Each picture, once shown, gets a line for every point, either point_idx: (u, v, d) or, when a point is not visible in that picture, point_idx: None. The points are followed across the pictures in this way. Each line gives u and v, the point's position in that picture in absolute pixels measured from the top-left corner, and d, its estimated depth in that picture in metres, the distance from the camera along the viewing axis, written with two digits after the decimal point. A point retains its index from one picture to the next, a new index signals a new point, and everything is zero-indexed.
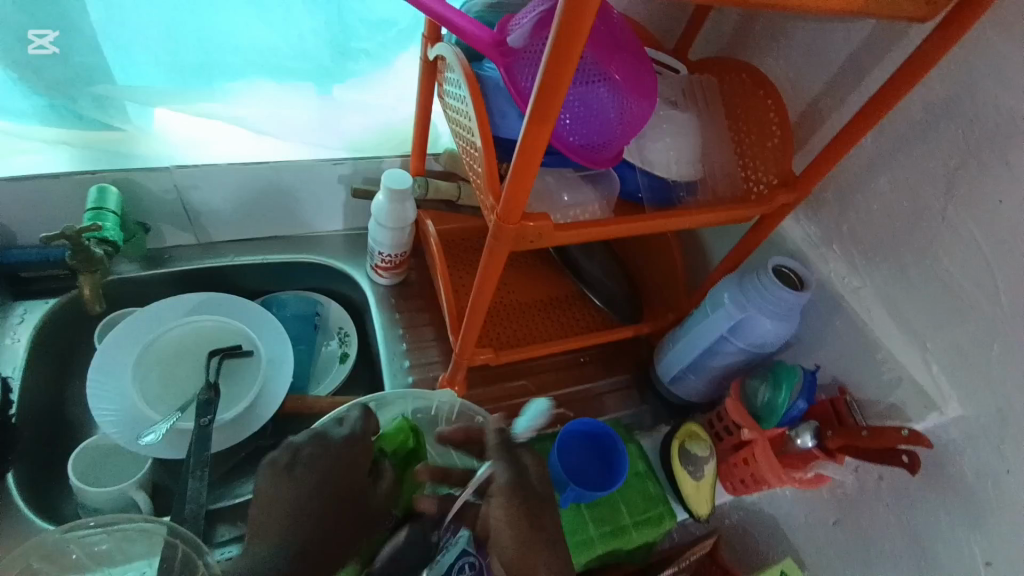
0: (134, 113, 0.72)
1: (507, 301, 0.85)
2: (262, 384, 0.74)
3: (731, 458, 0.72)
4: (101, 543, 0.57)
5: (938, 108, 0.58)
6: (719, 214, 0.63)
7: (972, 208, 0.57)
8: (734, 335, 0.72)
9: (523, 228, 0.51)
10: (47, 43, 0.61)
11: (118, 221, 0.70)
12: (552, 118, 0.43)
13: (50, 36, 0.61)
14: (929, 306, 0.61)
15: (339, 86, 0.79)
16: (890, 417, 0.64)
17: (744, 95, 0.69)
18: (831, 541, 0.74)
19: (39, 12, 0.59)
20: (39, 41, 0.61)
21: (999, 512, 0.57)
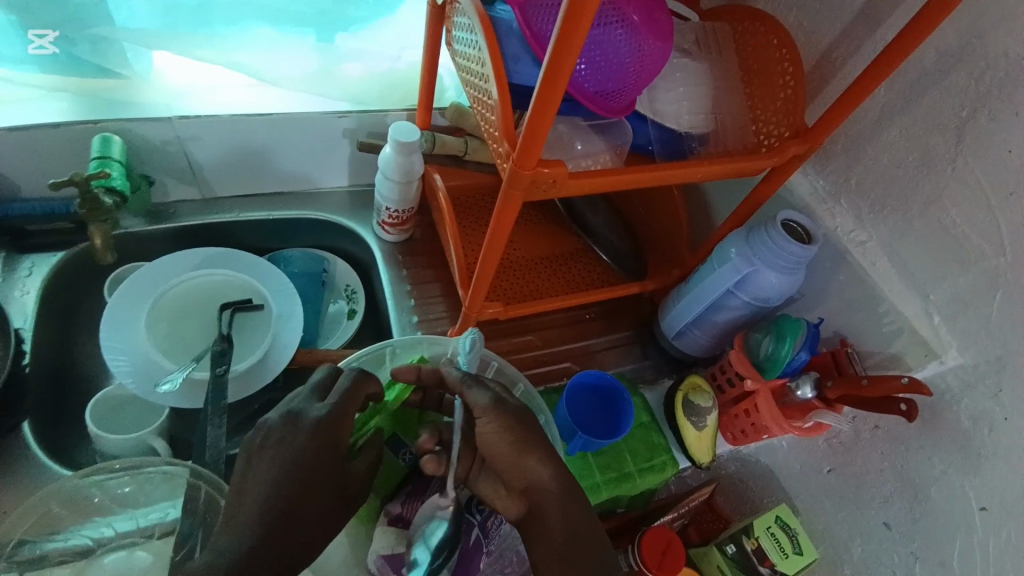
0: (132, 58, 0.77)
1: (514, 256, 0.86)
2: (274, 337, 0.75)
3: (733, 409, 0.75)
4: (123, 487, 0.59)
5: (952, 57, 0.57)
6: (730, 166, 0.63)
7: (981, 158, 0.57)
8: (740, 288, 0.73)
9: (538, 175, 0.51)
10: (46, 42, 0.73)
11: (124, 170, 0.70)
12: (572, 57, 0.42)
13: (49, 36, 0.73)
14: (933, 258, 0.62)
15: (340, 34, 0.86)
16: (889, 367, 0.67)
17: (756, 45, 0.68)
18: (827, 488, 0.77)
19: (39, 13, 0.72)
20: (39, 40, 0.73)
21: (994, 457, 0.59)
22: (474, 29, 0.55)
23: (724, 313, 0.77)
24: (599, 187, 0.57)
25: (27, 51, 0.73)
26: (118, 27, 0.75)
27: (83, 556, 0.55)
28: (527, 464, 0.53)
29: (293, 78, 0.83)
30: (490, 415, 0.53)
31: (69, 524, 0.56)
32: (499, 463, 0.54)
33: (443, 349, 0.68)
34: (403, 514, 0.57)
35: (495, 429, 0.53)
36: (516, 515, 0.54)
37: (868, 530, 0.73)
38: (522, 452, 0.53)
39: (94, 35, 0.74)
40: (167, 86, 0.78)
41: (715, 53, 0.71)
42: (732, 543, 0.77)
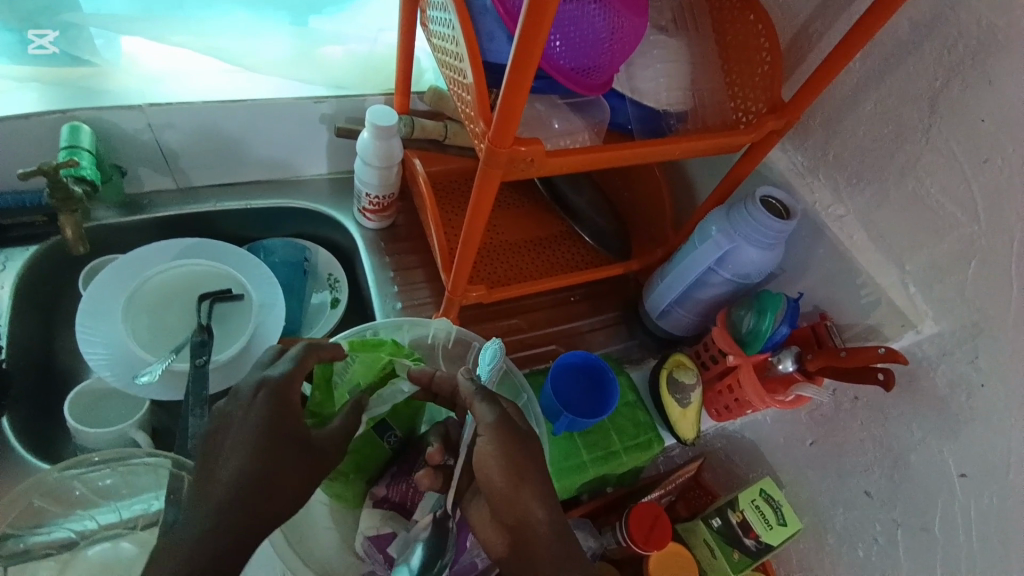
0: (103, 46, 0.75)
1: (497, 240, 0.86)
2: (255, 326, 0.74)
3: (717, 385, 0.76)
4: (105, 479, 0.58)
5: (925, 27, 0.58)
6: (709, 143, 0.63)
7: (955, 128, 0.57)
8: (721, 265, 0.74)
9: (516, 153, 0.51)
10: (45, 42, 0.72)
11: (94, 160, 0.68)
12: (544, 31, 0.42)
13: (49, 36, 0.72)
14: (910, 229, 0.63)
15: (316, 17, 0.83)
16: (867, 337, 0.68)
17: (732, 20, 0.68)
18: (810, 460, 0.79)
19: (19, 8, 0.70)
20: (39, 40, 0.72)
21: (971, 421, 0.60)
22: (447, 8, 0.54)
23: (706, 291, 0.77)
24: (576, 165, 0.57)
25: (27, 51, 0.72)
26: (88, 12, 0.73)
27: (68, 549, 0.55)
28: (520, 494, 0.50)
29: (268, 64, 0.82)
30: (491, 434, 0.51)
31: (54, 516, 0.56)
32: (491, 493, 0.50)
33: (425, 331, 0.67)
34: (388, 496, 0.59)
35: (494, 450, 0.50)
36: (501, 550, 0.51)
37: (851, 499, 0.74)
38: (518, 483, 0.50)
39: (61, 22, 0.72)
40: (140, 71, 0.77)
41: (691, 30, 0.70)
42: (718, 516, 0.79)
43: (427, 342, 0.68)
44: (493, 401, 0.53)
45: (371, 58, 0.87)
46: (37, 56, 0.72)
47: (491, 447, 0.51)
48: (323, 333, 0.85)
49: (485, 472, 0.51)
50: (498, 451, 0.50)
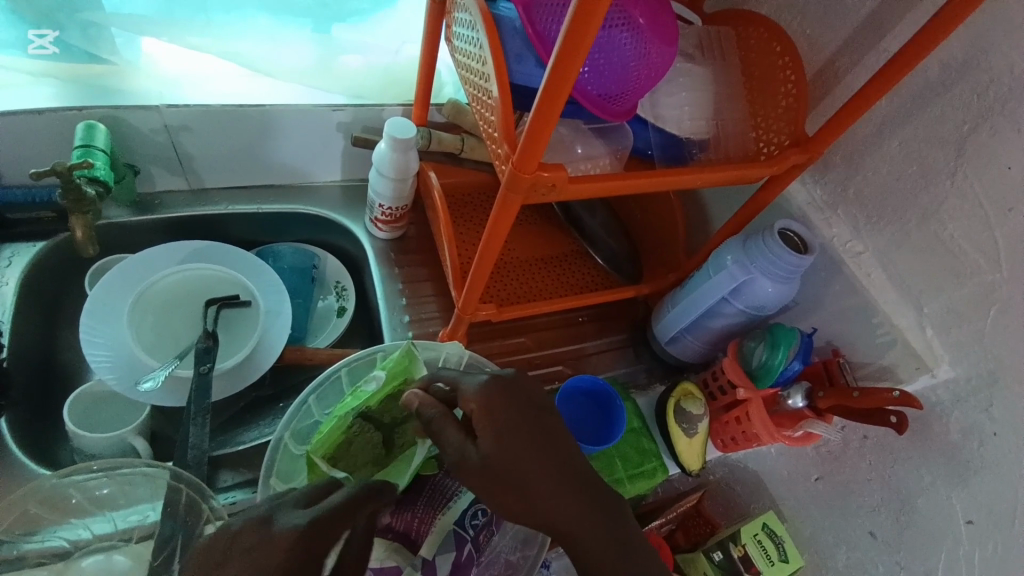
0: (122, 44, 0.75)
1: (509, 257, 0.85)
2: (261, 334, 0.73)
3: (724, 416, 0.75)
4: (102, 488, 0.57)
5: (956, 69, 0.57)
6: (730, 174, 0.62)
7: (980, 173, 0.57)
8: (735, 296, 0.73)
9: (538, 178, 0.50)
10: (46, 42, 0.71)
11: (108, 159, 0.68)
12: (577, 64, 0.41)
13: (50, 36, 0.72)
14: (930, 271, 0.62)
15: (338, 26, 0.83)
16: (879, 377, 0.67)
17: (759, 51, 0.68)
18: (814, 495, 0.78)
19: (39, 13, 0.70)
20: (40, 40, 0.71)
21: (982, 470, 0.59)
22: (476, 27, 0.54)
23: (717, 320, 0.76)
24: (597, 191, 0.56)
25: (28, 52, 0.71)
26: (108, 12, 0.72)
27: (61, 559, 0.54)
28: (548, 447, 0.52)
29: (288, 69, 0.81)
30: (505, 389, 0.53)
31: (48, 524, 0.55)
32: (522, 446, 0.50)
33: (439, 354, 0.66)
34: (392, 525, 0.58)
35: (514, 404, 0.52)
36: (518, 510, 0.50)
37: (853, 538, 0.73)
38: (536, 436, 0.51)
39: (82, 20, 0.71)
40: (159, 73, 0.77)
41: (717, 58, 0.70)
42: (718, 550, 0.78)
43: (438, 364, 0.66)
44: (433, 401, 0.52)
45: (389, 68, 0.86)
46: (36, 57, 0.71)
47: (492, 411, 0.51)
48: (327, 342, 0.84)
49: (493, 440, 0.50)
50: (505, 414, 0.51)
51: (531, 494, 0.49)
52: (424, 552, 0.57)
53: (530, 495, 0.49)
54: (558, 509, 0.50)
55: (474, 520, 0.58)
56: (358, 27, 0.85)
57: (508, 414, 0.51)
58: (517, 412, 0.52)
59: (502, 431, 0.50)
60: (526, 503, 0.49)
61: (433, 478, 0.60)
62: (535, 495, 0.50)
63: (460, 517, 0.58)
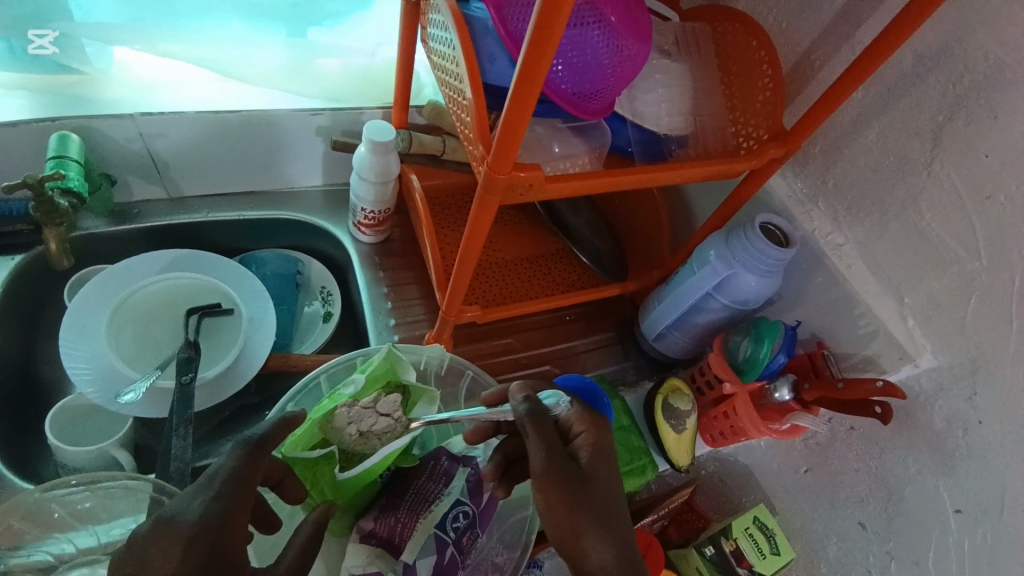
0: (94, 54, 0.75)
1: (494, 258, 0.84)
2: (244, 343, 0.72)
3: (711, 411, 0.75)
4: (84, 502, 0.57)
5: (930, 59, 0.57)
6: (710, 169, 0.62)
7: (958, 162, 0.57)
8: (719, 291, 0.73)
9: (515, 178, 0.50)
10: (46, 42, 0.72)
11: (82, 170, 0.67)
12: (546, 60, 0.41)
13: (50, 36, 0.72)
14: (911, 261, 0.63)
15: (313, 29, 0.84)
16: (864, 368, 0.67)
17: (736, 45, 0.68)
18: (804, 487, 0.78)
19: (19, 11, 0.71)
20: (40, 40, 0.72)
21: (967, 458, 0.60)
22: (448, 28, 0.54)
23: (703, 315, 0.77)
24: (577, 190, 0.56)
25: (28, 53, 0.72)
26: (77, 22, 0.73)
27: (45, 573, 0.51)
28: (613, 491, 0.52)
29: (265, 74, 0.81)
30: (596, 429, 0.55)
31: (32, 539, 0.53)
32: (597, 477, 0.51)
33: (420, 357, 0.67)
34: (375, 530, 0.56)
35: (598, 447, 0.53)
36: (556, 521, 0.49)
37: (843, 529, 0.74)
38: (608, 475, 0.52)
39: (50, 30, 0.72)
40: (132, 79, 0.75)
41: (695, 53, 0.70)
42: (710, 545, 0.78)
43: (419, 367, 0.67)
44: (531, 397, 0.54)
45: (368, 70, 0.86)
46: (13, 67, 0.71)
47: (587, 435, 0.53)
48: (313, 348, 0.84)
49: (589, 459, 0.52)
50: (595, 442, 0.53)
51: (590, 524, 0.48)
52: (405, 556, 0.56)
53: (581, 514, 0.49)
54: (602, 551, 0.48)
55: (456, 524, 0.57)
56: (333, 31, 0.85)
57: (595, 444, 0.53)
58: (599, 447, 0.53)
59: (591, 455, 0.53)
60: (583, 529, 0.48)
61: (415, 480, 0.58)
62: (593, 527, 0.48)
63: (443, 521, 0.57)
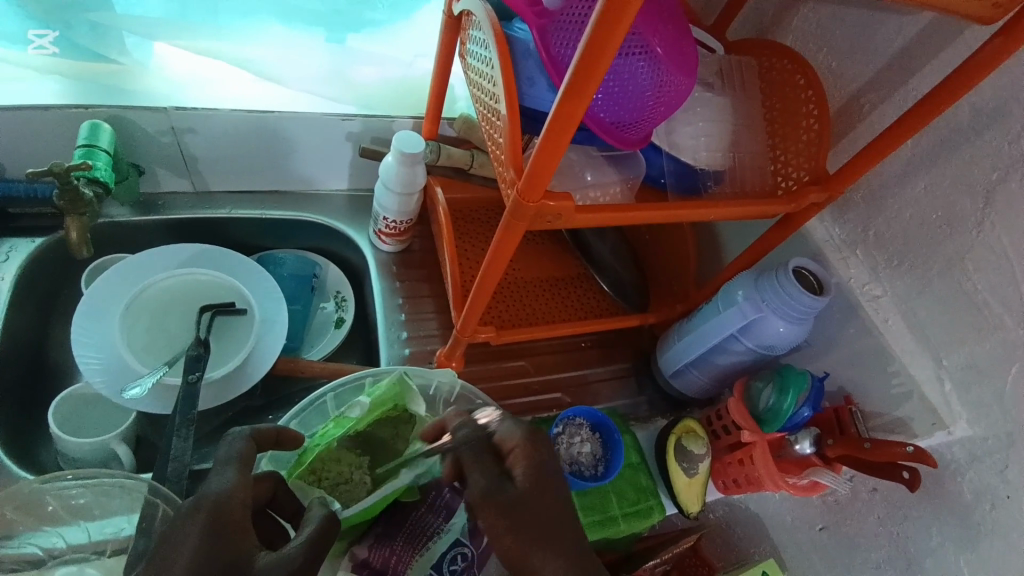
0: (133, 46, 0.76)
1: (514, 277, 0.82)
2: (255, 343, 0.71)
3: (727, 457, 0.71)
4: (79, 497, 0.53)
5: (986, 117, 0.55)
6: (747, 208, 0.60)
7: (1010, 221, 0.54)
8: (744, 334, 0.70)
9: (544, 207, 0.48)
10: (45, 42, 0.73)
11: (109, 161, 0.67)
12: (596, 78, 0.38)
13: (49, 36, 0.73)
14: (951, 320, 0.59)
15: (353, 36, 0.84)
16: (895, 430, 0.64)
17: (780, 83, 0.66)
18: (816, 547, 0.73)
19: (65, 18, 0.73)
20: (40, 40, 0.73)
21: (992, 535, 0.56)
22: (488, 46, 0.52)
23: (726, 356, 0.73)
24: (608, 222, 0.54)
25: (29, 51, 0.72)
26: (120, 13, 0.74)
27: (33, 567, 0.49)
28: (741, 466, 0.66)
29: (296, 77, 0.81)
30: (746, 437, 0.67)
31: (24, 530, 0.51)
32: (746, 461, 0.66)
33: (428, 381, 0.65)
34: (368, 561, 0.54)
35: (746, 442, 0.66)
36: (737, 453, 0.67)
37: None
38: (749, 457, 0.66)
39: (90, 20, 0.74)
40: (168, 75, 0.76)
41: (739, 89, 0.68)
42: None
43: (429, 391, 0.65)
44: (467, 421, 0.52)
45: (379, 74, 0.85)
46: (35, 55, 0.72)
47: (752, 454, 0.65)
48: (322, 354, 0.82)
49: (523, 475, 0.48)
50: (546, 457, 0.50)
51: (557, 546, 0.46)
52: None
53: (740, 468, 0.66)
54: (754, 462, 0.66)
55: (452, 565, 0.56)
56: (358, 59, 0.84)
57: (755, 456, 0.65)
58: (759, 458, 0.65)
59: (539, 473, 0.49)
60: (530, 538, 0.46)
61: (415, 510, 0.55)
62: (547, 541, 0.46)
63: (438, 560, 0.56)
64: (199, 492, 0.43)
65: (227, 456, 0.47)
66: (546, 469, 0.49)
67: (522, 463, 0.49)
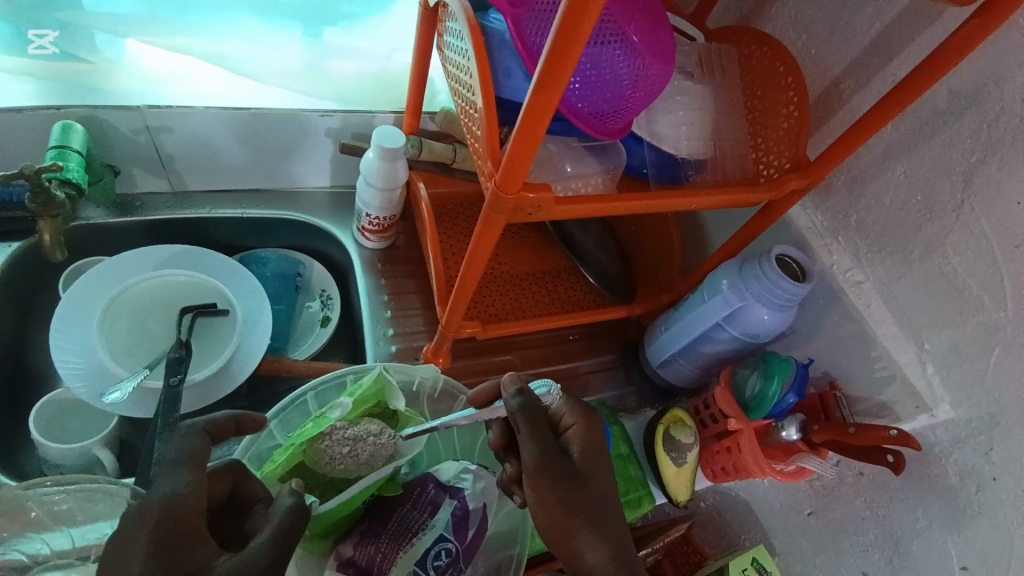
0: (104, 44, 0.74)
1: (499, 271, 0.82)
2: (237, 343, 0.70)
3: (714, 445, 0.72)
4: (60, 504, 0.52)
5: (963, 100, 0.55)
6: (728, 197, 0.60)
7: (988, 203, 0.54)
8: (729, 322, 0.70)
9: (523, 198, 0.48)
10: (46, 42, 0.72)
11: (83, 161, 0.66)
12: (569, 64, 0.38)
13: (50, 36, 0.72)
14: (933, 304, 0.60)
15: (329, 30, 0.82)
16: (878, 414, 0.64)
17: (761, 71, 0.66)
18: (805, 532, 0.74)
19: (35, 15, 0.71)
20: (40, 40, 0.72)
21: (977, 516, 0.56)
22: (463, 37, 0.52)
23: (712, 345, 0.74)
24: (588, 212, 0.54)
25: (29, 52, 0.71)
26: (89, 11, 0.72)
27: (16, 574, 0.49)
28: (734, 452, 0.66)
29: (274, 73, 0.80)
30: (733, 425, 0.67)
31: (6, 537, 0.50)
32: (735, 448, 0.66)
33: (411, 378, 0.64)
34: (354, 558, 0.54)
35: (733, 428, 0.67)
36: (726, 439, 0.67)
37: None
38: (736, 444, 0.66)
39: (61, 18, 0.72)
40: (142, 73, 0.75)
41: (719, 77, 0.68)
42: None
43: (412, 388, 0.65)
44: (525, 390, 0.54)
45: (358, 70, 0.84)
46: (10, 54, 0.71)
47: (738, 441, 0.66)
48: (307, 353, 0.81)
49: (582, 455, 0.54)
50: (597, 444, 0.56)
51: (603, 529, 0.52)
52: None
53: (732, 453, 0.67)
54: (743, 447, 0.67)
55: (436, 563, 0.54)
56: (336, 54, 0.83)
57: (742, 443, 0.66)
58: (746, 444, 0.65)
59: (595, 457, 0.55)
60: (584, 515, 0.52)
61: (400, 507, 0.55)
62: (595, 524, 0.52)
63: (423, 558, 0.53)
64: (147, 496, 0.43)
65: (182, 456, 0.46)
66: (600, 454, 0.56)
67: (580, 441, 0.55)
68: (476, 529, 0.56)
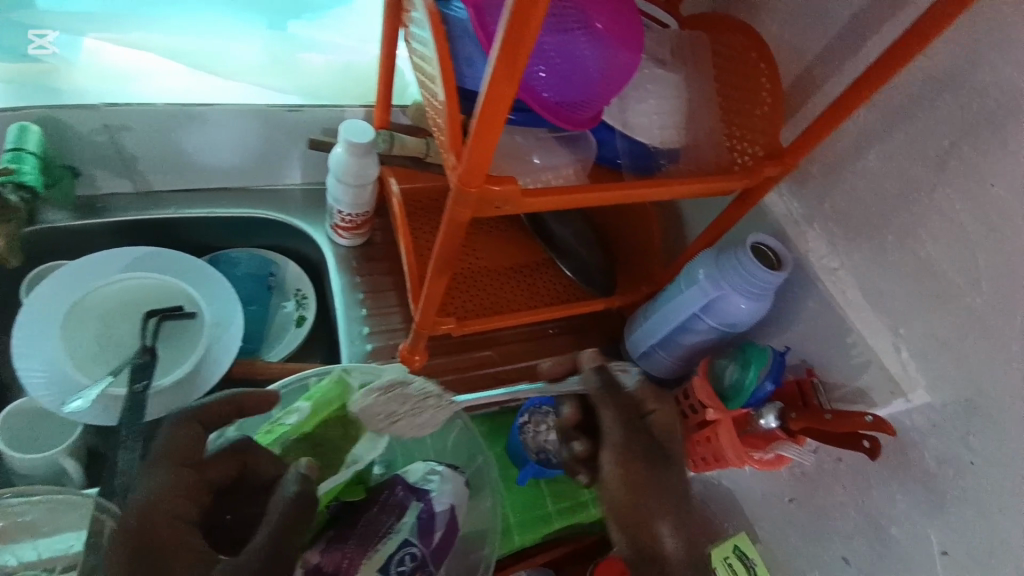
0: (63, 43, 0.73)
1: (475, 266, 0.81)
2: (206, 347, 0.69)
3: (694, 435, 0.70)
4: (25, 514, 0.51)
5: (936, 83, 0.54)
6: (701, 185, 0.59)
7: (962, 186, 0.54)
8: (707, 313, 0.70)
9: (487, 191, 0.47)
10: (46, 42, 0.73)
11: (38, 163, 0.65)
12: (526, 50, 0.36)
13: (50, 37, 0.73)
14: (909, 288, 0.59)
15: (295, 22, 0.81)
16: (855, 400, 0.64)
17: (733, 58, 0.65)
18: (788, 520, 0.73)
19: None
20: (39, 40, 0.72)
21: (959, 501, 0.56)
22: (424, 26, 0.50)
23: (691, 336, 0.73)
24: (555, 204, 0.53)
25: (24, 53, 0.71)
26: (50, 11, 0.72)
27: None
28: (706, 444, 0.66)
29: (240, 68, 0.78)
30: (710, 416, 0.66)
31: None
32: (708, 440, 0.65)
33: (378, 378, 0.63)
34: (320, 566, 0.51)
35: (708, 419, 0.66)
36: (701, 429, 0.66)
37: (828, 565, 0.69)
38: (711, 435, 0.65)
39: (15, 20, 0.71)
40: (101, 70, 0.73)
41: (693, 64, 0.67)
42: None
43: None
44: (603, 369, 0.60)
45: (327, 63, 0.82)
46: None
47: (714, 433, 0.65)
48: (282, 355, 0.79)
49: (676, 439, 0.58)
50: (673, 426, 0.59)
51: (679, 513, 0.55)
52: None
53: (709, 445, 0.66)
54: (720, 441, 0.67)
55: (399, 569, 0.53)
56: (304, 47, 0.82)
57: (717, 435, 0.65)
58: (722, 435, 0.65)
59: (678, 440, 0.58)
60: (661, 497, 0.55)
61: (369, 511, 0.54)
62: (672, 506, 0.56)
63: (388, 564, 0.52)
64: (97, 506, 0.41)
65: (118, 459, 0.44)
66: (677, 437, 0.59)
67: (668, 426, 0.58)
68: (443, 531, 0.56)
